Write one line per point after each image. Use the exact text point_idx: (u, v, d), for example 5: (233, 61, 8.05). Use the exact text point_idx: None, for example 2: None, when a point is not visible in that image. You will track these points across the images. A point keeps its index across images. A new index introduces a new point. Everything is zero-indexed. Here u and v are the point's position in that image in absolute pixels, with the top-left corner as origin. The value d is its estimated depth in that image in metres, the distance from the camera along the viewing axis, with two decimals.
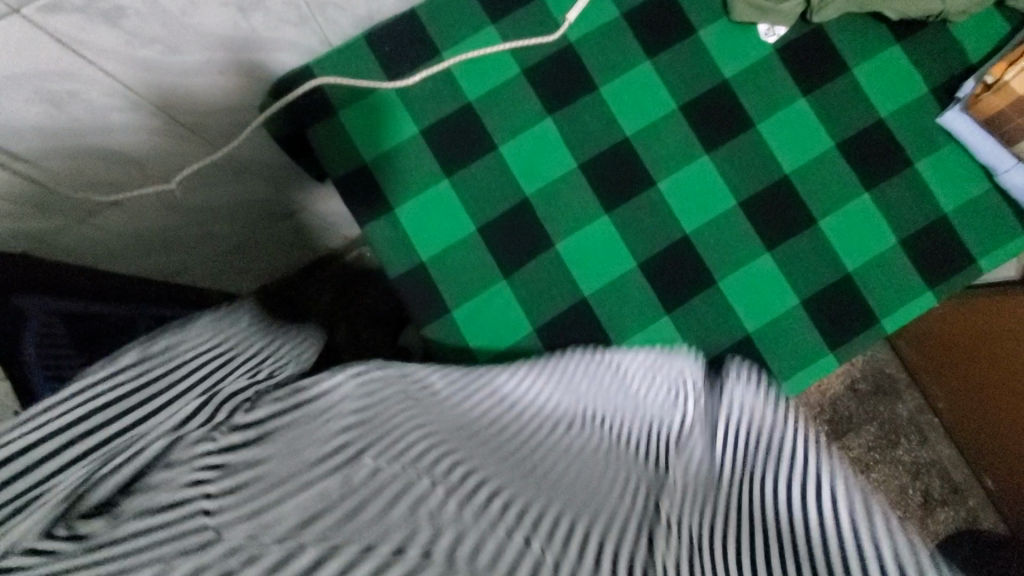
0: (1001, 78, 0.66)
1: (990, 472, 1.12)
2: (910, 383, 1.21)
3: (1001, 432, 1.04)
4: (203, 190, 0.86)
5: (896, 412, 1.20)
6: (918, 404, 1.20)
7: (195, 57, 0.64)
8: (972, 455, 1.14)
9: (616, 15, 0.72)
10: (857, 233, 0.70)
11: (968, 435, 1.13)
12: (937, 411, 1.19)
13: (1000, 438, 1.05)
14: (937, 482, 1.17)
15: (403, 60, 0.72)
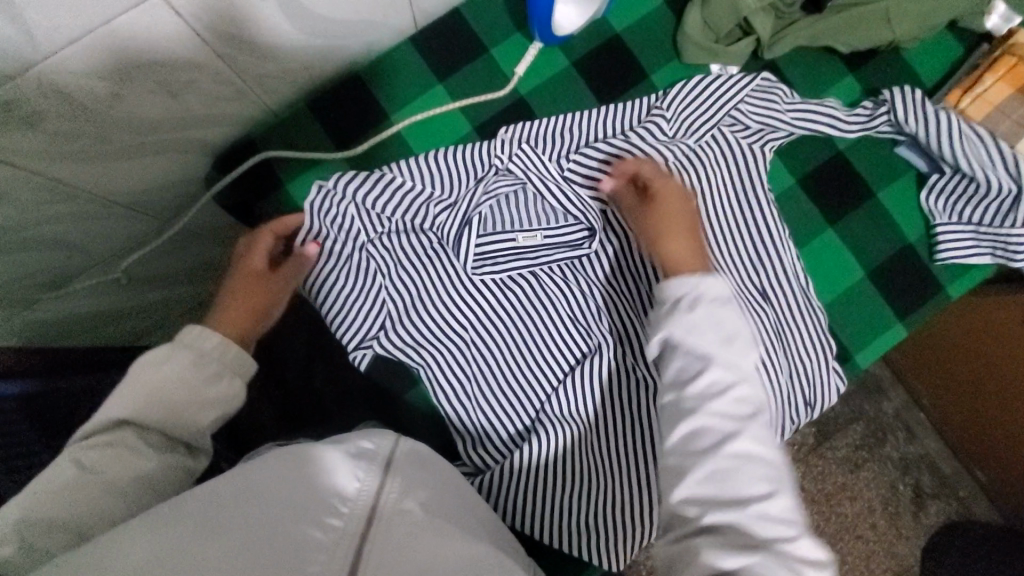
0: (957, 106, 0.67)
1: (978, 466, 1.11)
2: (896, 380, 1.17)
3: (992, 436, 1.01)
4: (156, 261, 0.83)
5: (881, 409, 1.16)
6: (903, 402, 1.17)
7: (127, 146, 0.61)
8: (960, 450, 1.13)
9: (565, 66, 0.71)
10: (823, 268, 0.69)
11: (955, 432, 1.11)
12: (923, 408, 1.15)
13: (990, 441, 1.02)
14: (927, 477, 1.15)
15: (350, 125, 0.70)
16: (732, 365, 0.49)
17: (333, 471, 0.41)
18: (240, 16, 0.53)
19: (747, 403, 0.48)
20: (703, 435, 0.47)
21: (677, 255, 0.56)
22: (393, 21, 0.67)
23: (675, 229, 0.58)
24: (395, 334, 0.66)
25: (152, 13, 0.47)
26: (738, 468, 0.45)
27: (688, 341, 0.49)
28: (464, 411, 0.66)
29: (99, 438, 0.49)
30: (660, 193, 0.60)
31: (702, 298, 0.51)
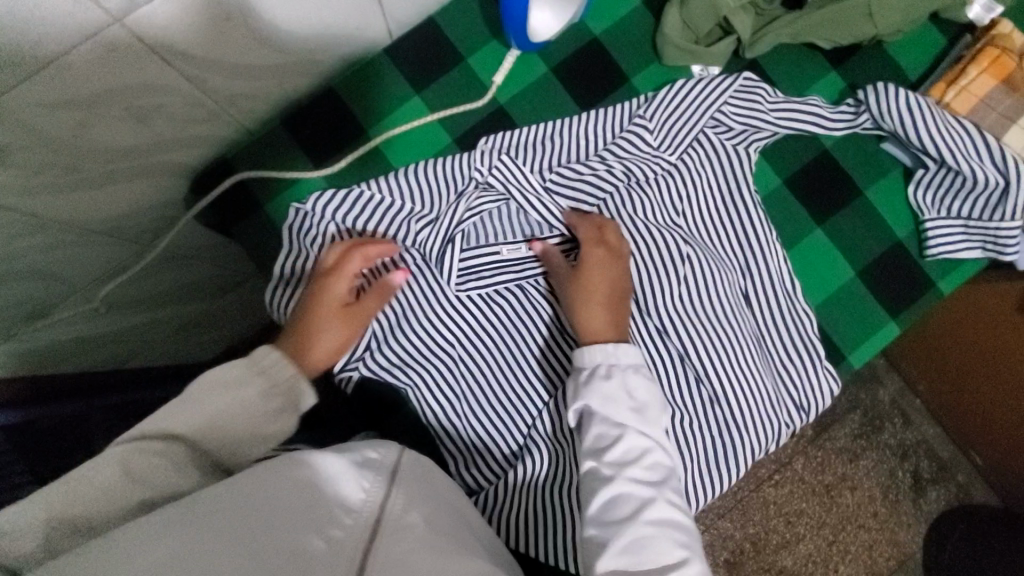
0: (942, 99, 0.67)
1: (976, 450, 1.10)
2: (890, 367, 1.16)
3: (990, 421, 1.00)
4: (137, 285, 0.81)
5: (877, 397, 1.15)
6: (899, 387, 1.16)
7: (98, 175, 0.59)
8: (958, 435, 1.12)
9: (544, 72, 0.70)
10: (813, 269, 0.69)
11: (951, 417, 1.10)
12: (919, 393, 1.14)
13: (988, 426, 1.02)
14: (926, 462, 1.14)
15: (327, 141, 0.69)
16: (645, 432, 0.53)
17: (340, 479, 0.41)
18: (205, 35, 0.51)
19: (659, 468, 0.52)
20: (620, 504, 0.50)
21: (595, 327, 0.58)
22: (365, 33, 0.66)
23: (598, 299, 0.59)
24: (382, 355, 0.65)
25: (112, 39, 0.45)
26: (655, 537, 0.48)
27: (605, 411, 0.53)
28: (455, 429, 0.65)
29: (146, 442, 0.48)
30: (587, 261, 0.61)
31: (617, 367, 0.55)
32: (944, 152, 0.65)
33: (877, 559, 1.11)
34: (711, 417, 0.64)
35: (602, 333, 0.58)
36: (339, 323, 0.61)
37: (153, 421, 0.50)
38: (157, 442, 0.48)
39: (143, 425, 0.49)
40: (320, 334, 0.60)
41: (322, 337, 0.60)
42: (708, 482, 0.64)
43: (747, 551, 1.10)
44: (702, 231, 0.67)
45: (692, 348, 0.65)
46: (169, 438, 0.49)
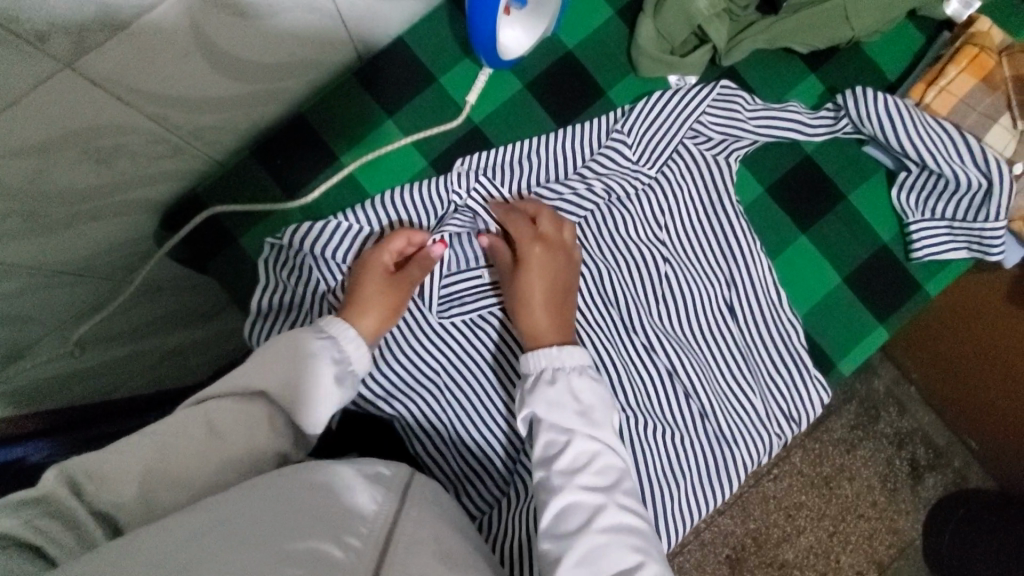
0: (922, 100, 0.66)
1: (972, 435, 1.09)
2: (884, 355, 1.15)
3: (986, 408, 0.99)
4: (116, 321, 0.78)
5: (872, 386, 1.13)
6: (893, 375, 1.14)
7: (65, 220, 0.57)
8: (952, 420, 1.10)
9: (518, 89, 0.69)
10: (800, 278, 0.68)
11: (945, 402, 1.08)
12: (914, 380, 1.12)
13: (984, 413, 1.00)
14: (922, 449, 1.13)
15: (297, 171, 0.68)
16: (595, 436, 0.51)
17: (351, 487, 0.43)
18: (163, 71, 0.49)
19: (610, 472, 0.50)
20: (572, 513, 0.48)
21: (541, 331, 0.56)
22: (331, 56, 0.65)
23: (539, 302, 0.57)
24: (367, 387, 0.63)
25: (64, 85, 0.43)
26: (607, 546, 0.46)
27: (551, 417, 0.51)
28: (443, 460, 0.63)
29: (225, 400, 0.50)
30: (525, 261, 0.58)
31: (561, 370, 0.54)
32: (924, 153, 0.64)
33: (877, 546, 1.10)
34: (703, 432, 0.63)
35: (548, 335, 0.56)
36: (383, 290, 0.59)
37: (229, 380, 0.52)
38: (239, 399, 0.51)
39: (222, 383, 0.52)
40: (365, 297, 0.58)
41: (367, 300, 0.58)
42: (704, 499, 0.63)
43: (749, 547, 1.10)
44: (685, 243, 0.66)
45: (679, 363, 0.64)
46: (256, 394, 0.51)
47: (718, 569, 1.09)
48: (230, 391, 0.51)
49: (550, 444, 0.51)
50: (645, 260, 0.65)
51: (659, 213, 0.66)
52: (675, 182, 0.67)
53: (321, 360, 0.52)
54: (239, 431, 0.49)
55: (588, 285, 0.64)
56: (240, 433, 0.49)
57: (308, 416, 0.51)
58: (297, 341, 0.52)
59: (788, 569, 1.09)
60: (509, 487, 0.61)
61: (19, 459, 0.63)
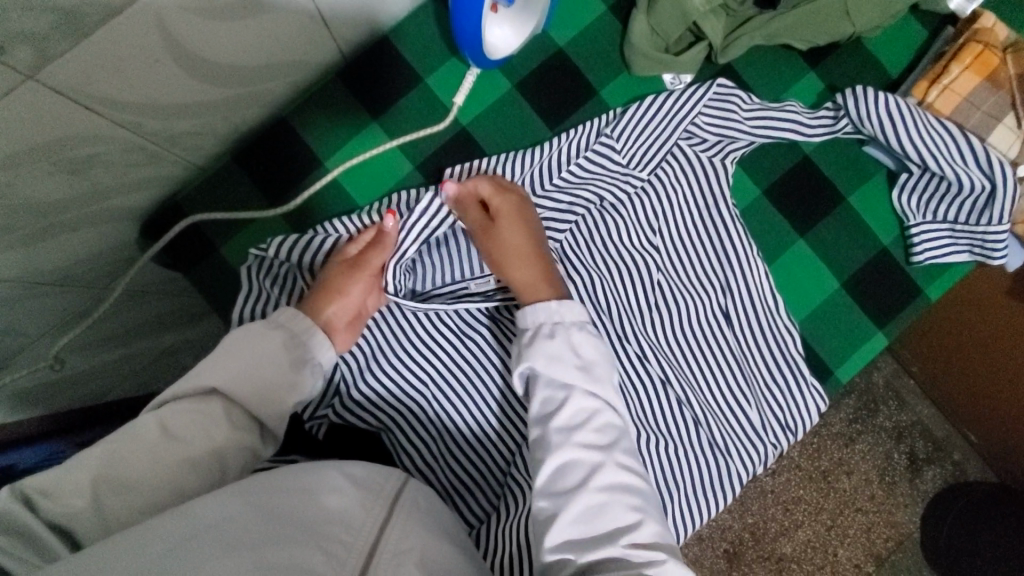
0: (925, 99, 0.64)
1: (971, 429, 1.08)
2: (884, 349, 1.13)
3: (987, 404, 0.97)
4: (105, 326, 0.76)
5: (872, 380, 1.12)
6: (893, 368, 1.12)
7: (41, 232, 0.55)
8: (952, 414, 1.09)
9: (508, 89, 0.67)
10: (797, 285, 0.66)
11: (944, 396, 1.07)
12: (913, 374, 1.11)
13: (987, 409, 0.98)
14: (921, 442, 1.11)
15: (280, 177, 0.67)
16: (594, 392, 0.51)
17: (331, 487, 0.41)
18: (135, 77, 0.47)
19: (609, 430, 0.49)
20: (571, 471, 0.47)
21: (529, 280, 0.56)
22: (313, 56, 0.62)
23: (517, 249, 0.57)
24: (353, 398, 0.62)
25: (28, 97, 0.41)
26: (605, 504, 0.46)
27: (550, 372, 0.51)
28: (432, 472, 0.61)
29: (182, 402, 0.49)
30: (500, 206, 0.59)
31: (561, 325, 0.53)
32: (924, 153, 0.62)
33: (875, 540, 1.09)
34: (696, 441, 0.62)
35: (539, 287, 0.56)
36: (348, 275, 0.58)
37: (183, 381, 0.50)
38: (191, 402, 0.49)
39: (176, 385, 0.50)
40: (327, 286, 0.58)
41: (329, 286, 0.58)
42: (699, 510, 0.62)
43: (746, 541, 1.09)
44: (680, 247, 0.65)
45: (671, 370, 0.62)
46: (208, 393, 0.50)
47: (716, 563, 1.09)
48: (183, 395, 0.49)
49: (545, 399, 0.50)
50: (636, 265, 0.64)
51: (651, 217, 0.65)
52: (668, 186, 0.65)
53: (279, 353, 0.52)
54: (203, 436, 0.48)
55: (580, 292, 0.62)
56: (205, 433, 0.48)
57: (275, 405, 0.51)
58: (247, 333, 0.52)
59: (786, 562, 1.09)
60: (503, 498, 0.60)
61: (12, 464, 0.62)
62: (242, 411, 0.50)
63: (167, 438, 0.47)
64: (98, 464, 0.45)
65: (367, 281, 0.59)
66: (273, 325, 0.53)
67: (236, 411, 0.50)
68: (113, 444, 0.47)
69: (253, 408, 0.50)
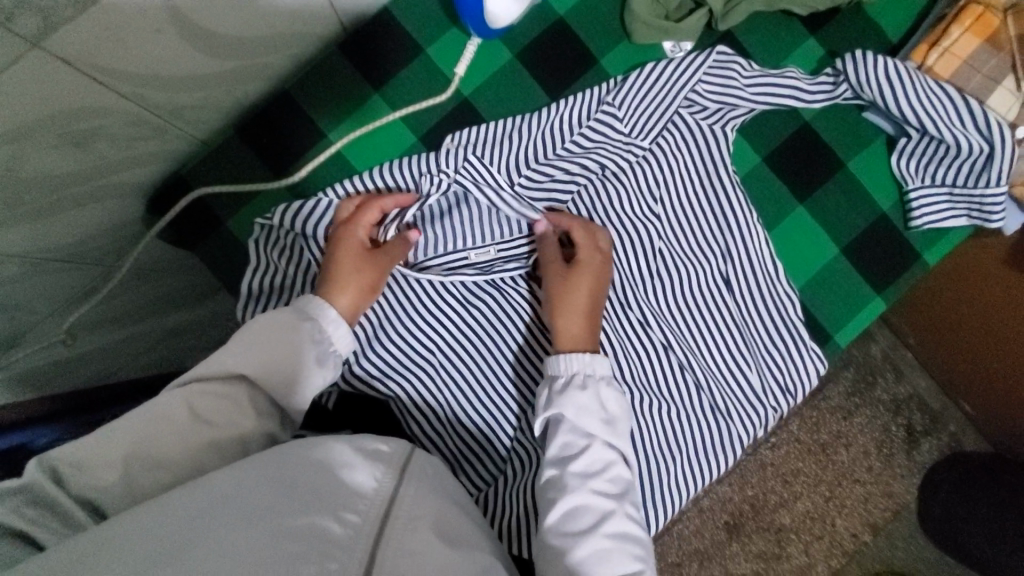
0: (924, 63, 0.64)
1: (967, 399, 1.09)
2: (881, 323, 1.14)
3: (983, 373, 0.99)
4: (113, 305, 0.76)
5: (870, 352, 1.13)
6: (891, 341, 1.14)
7: (49, 206, 0.55)
8: (948, 385, 1.11)
9: (508, 59, 0.67)
10: (798, 249, 0.67)
11: (940, 368, 1.09)
12: (910, 347, 1.12)
13: (983, 378, 1.00)
14: (918, 415, 1.13)
15: (283, 150, 0.67)
16: (613, 444, 0.52)
17: (345, 463, 0.42)
18: (139, 48, 0.47)
19: (621, 481, 0.51)
20: (580, 517, 0.48)
21: (567, 331, 0.56)
22: (314, 28, 0.63)
23: (577, 301, 0.57)
24: (360, 370, 0.63)
25: (34, 67, 0.41)
26: (611, 551, 0.47)
27: (577, 420, 0.51)
28: (440, 438, 0.62)
29: (207, 383, 0.50)
30: (587, 262, 0.59)
31: (592, 377, 0.53)
32: (922, 118, 0.63)
33: (872, 510, 1.11)
34: (699, 405, 0.63)
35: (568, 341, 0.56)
36: (358, 262, 0.59)
37: (207, 364, 0.51)
38: (215, 382, 0.50)
39: (200, 367, 0.51)
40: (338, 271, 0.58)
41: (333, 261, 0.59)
42: (701, 472, 0.63)
43: (747, 513, 1.11)
44: (682, 217, 0.66)
45: (673, 336, 0.63)
46: (232, 377, 0.51)
47: (715, 534, 1.11)
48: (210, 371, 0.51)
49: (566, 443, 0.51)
50: (639, 233, 0.64)
51: (653, 185, 0.65)
52: (671, 152, 0.65)
53: (300, 349, 0.52)
54: (230, 416, 0.50)
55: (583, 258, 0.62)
56: (230, 417, 0.50)
57: (298, 397, 0.52)
58: (269, 322, 0.52)
59: (785, 533, 1.11)
60: (510, 462, 0.61)
61: (22, 445, 0.62)
62: (264, 398, 0.52)
63: (182, 411, 0.48)
64: (115, 432, 0.46)
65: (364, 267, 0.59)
66: (302, 316, 0.53)
67: (258, 397, 0.52)
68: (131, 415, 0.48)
69: (277, 397, 0.52)
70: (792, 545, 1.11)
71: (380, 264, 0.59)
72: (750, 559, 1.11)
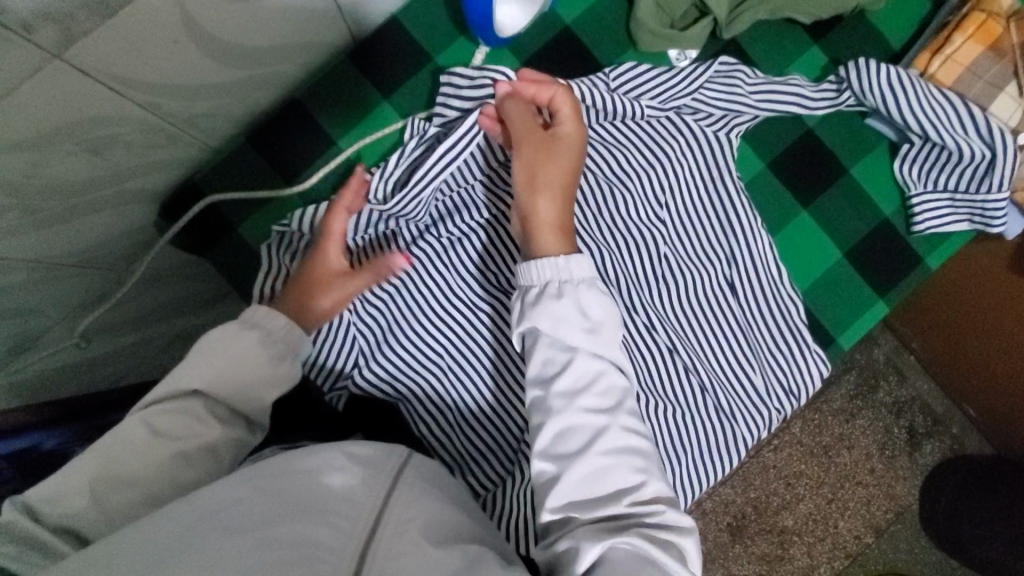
0: (926, 71, 0.65)
1: (971, 403, 1.09)
2: (884, 327, 1.15)
3: (987, 376, 0.99)
4: (123, 311, 0.77)
5: (873, 356, 1.14)
6: (893, 345, 1.15)
7: (62, 213, 0.56)
8: (951, 388, 1.11)
9: (517, 67, 0.68)
10: (800, 253, 0.68)
11: (943, 370, 1.09)
12: (913, 350, 1.13)
13: (987, 381, 1.00)
14: (920, 417, 1.14)
15: (294, 158, 0.68)
16: (598, 353, 0.52)
17: (334, 466, 0.41)
18: (152, 60, 0.48)
19: (612, 393, 0.51)
20: (572, 437, 0.49)
21: (547, 212, 0.55)
22: (325, 37, 0.64)
23: (552, 182, 0.56)
24: (370, 370, 0.64)
25: (49, 78, 0.42)
26: (609, 467, 0.48)
27: (554, 332, 0.51)
28: (447, 439, 0.63)
29: (165, 404, 0.51)
30: (560, 135, 0.57)
31: (568, 283, 0.52)
32: (924, 124, 0.64)
33: (875, 512, 1.12)
34: (704, 406, 0.64)
35: (552, 232, 0.55)
36: (326, 283, 0.61)
37: (165, 384, 0.52)
38: (171, 402, 0.51)
39: (159, 388, 0.52)
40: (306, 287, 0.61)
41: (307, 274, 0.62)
42: (705, 473, 0.64)
43: (750, 515, 1.12)
44: (688, 221, 0.66)
45: (678, 340, 0.64)
46: (189, 395, 0.52)
47: (718, 537, 1.12)
48: (171, 394, 0.51)
49: (546, 354, 0.51)
50: (642, 237, 0.65)
51: (657, 190, 0.65)
52: (676, 153, 0.66)
53: (253, 351, 0.53)
54: (193, 430, 0.50)
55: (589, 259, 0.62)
56: (198, 430, 0.50)
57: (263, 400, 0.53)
58: (216, 335, 0.53)
59: (788, 535, 1.12)
60: (516, 465, 0.61)
61: (33, 447, 0.64)
62: (232, 408, 0.53)
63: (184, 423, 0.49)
64: None
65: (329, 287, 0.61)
66: (247, 325, 0.55)
67: (219, 408, 0.52)
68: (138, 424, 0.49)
69: (237, 405, 0.53)
70: (794, 547, 1.12)
71: (344, 288, 0.62)
72: (752, 560, 1.12)
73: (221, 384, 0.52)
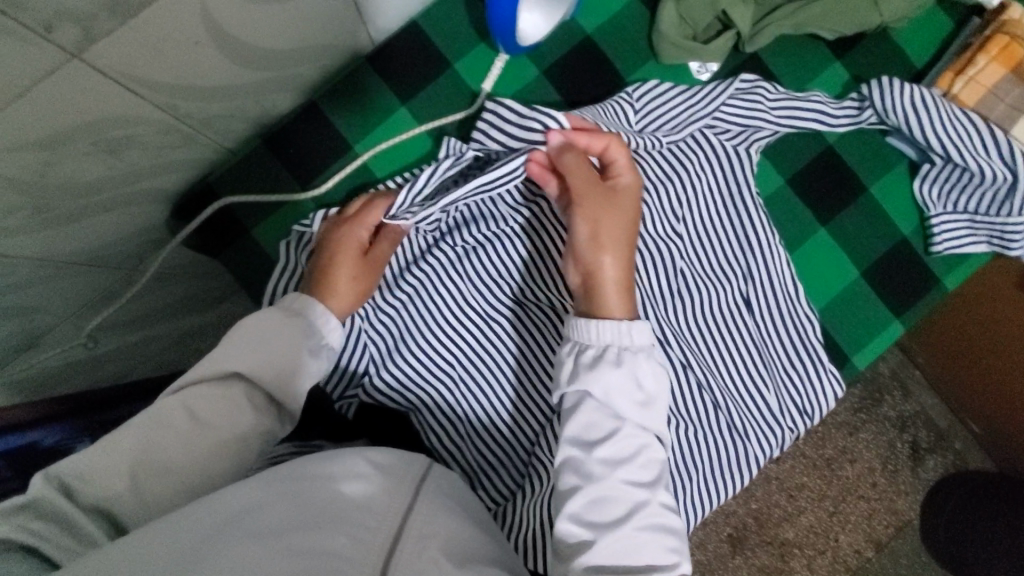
0: (949, 90, 0.65)
1: (976, 420, 1.09)
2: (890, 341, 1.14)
3: (994, 395, 0.99)
4: (130, 308, 0.77)
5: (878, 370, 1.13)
6: (898, 360, 1.14)
7: (75, 212, 0.55)
8: (956, 405, 1.11)
9: (536, 75, 0.67)
10: (817, 272, 0.68)
11: (949, 387, 1.09)
12: (919, 365, 1.12)
13: (995, 400, 0.99)
14: (924, 432, 1.13)
15: (310, 162, 0.68)
16: (646, 426, 0.50)
17: (352, 474, 0.41)
18: (172, 62, 0.48)
19: (654, 465, 0.50)
20: (609, 505, 0.48)
21: (613, 272, 0.54)
22: (344, 40, 0.63)
23: (616, 239, 0.54)
24: (381, 379, 0.64)
25: (69, 78, 0.42)
26: (643, 542, 0.47)
27: (608, 399, 0.49)
28: (456, 450, 0.63)
29: (203, 385, 0.50)
30: (621, 188, 0.56)
31: (628, 351, 0.51)
32: (945, 146, 0.63)
33: (876, 526, 1.11)
34: (716, 424, 0.63)
35: (618, 292, 0.53)
36: (353, 266, 0.60)
37: (203, 365, 0.51)
38: (210, 385, 0.50)
39: (196, 370, 0.51)
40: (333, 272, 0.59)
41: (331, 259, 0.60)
42: (715, 490, 0.63)
43: (750, 526, 1.11)
44: (707, 238, 0.66)
45: (692, 356, 0.63)
46: (227, 377, 0.51)
47: (718, 547, 1.11)
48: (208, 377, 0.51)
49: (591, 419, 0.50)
50: (658, 251, 0.64)
51: (677, 206, 0.65)
52: (695, 168, 0.65)
53: (299, 338, 0.54)
54: (226, 416, 0.50)
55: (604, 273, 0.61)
56: (224, 416, 0.50)
57: (285, 400, 0.53)
58: (264, 317, 0.53)
59: (788, 547, 1.11)
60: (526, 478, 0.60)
61: (32, 444, 0.63)
62: None
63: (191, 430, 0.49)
64: (133, 442, 0.47)
65: (354, 267, 0.60)
66: (291, 314, 0.55)
67: (256, 394, 0.52)
68: (148, 428, 0.48)
69: (275, 393, 0.52)
70: (794, 559, 1.11)
71: (368, 266, 0.61)
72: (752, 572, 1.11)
73: (261, 369, 0.51)
